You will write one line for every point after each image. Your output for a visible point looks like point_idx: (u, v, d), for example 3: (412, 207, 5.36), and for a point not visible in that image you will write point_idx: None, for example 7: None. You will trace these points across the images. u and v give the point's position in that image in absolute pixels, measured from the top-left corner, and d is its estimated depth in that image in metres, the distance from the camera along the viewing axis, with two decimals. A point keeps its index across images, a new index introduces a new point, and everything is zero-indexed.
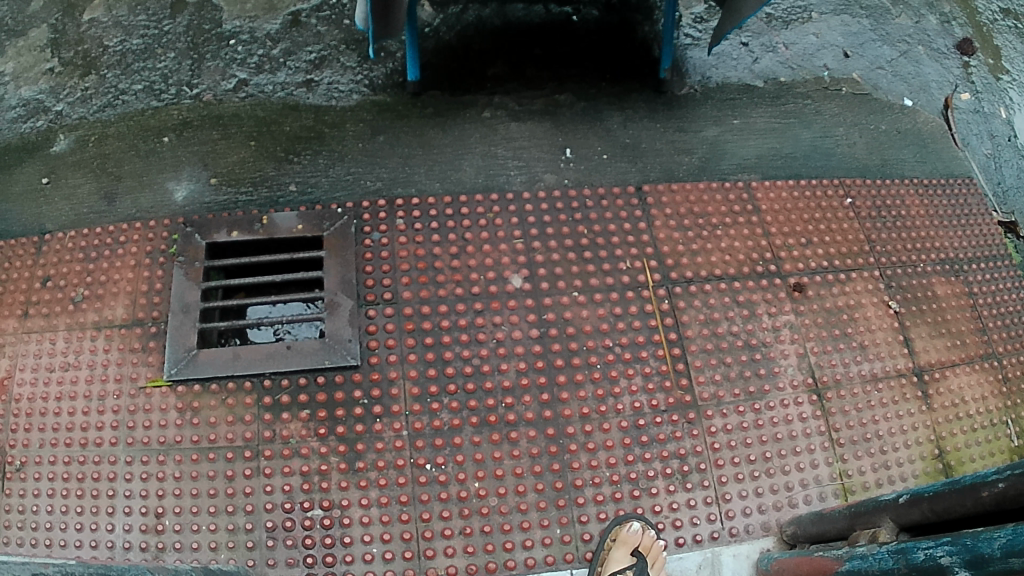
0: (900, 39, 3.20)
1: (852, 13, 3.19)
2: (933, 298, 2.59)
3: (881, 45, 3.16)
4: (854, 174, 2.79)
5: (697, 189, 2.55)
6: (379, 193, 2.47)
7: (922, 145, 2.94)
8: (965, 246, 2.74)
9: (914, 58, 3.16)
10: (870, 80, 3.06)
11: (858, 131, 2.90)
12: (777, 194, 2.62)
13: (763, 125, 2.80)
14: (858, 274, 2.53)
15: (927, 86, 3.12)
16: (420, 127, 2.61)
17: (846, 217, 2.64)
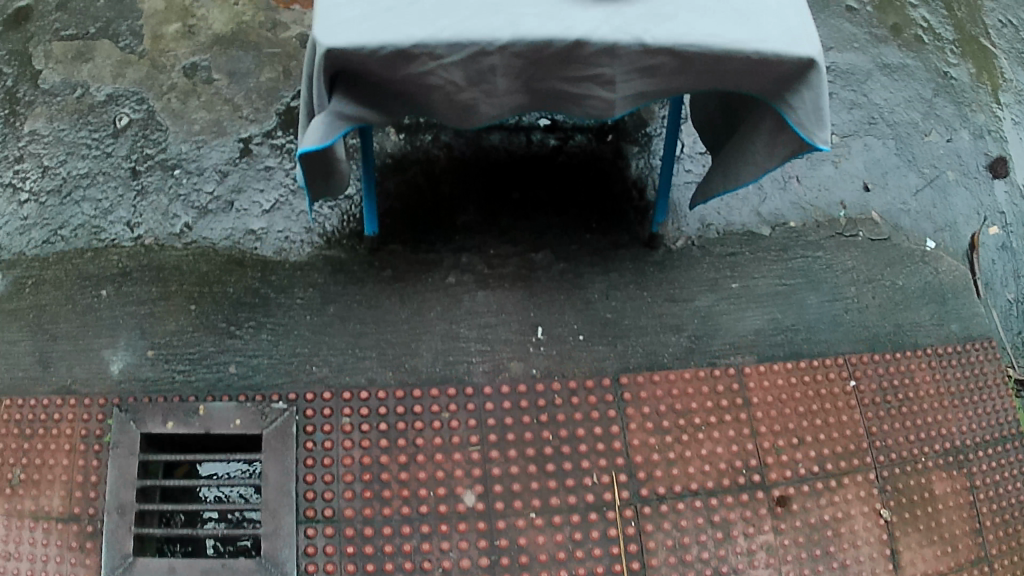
0: (927, 163, 2.93)
1: (878, 134, 2.90)
2: (930, 499, 2.41)
3: (907, 173, 2.88)
4: (862, 346, 2.53)
5: (682, 381, 2.30)
6: (323, 382, 2.23)
7: (940, 303, 2.70)
8: (972, 427, 2.55)
9: (942, 187, 2.92)
10: (890, 216, 2.79)
11: (870, 289, 2.62)
12: (772, 381, 2.37)
13: (766, 289, 2.49)
14: (850, 479, 2.34)
15: (954, 224, 2.89)
16: (375, 296, 2.32)
17: (848, 405, 2.42)
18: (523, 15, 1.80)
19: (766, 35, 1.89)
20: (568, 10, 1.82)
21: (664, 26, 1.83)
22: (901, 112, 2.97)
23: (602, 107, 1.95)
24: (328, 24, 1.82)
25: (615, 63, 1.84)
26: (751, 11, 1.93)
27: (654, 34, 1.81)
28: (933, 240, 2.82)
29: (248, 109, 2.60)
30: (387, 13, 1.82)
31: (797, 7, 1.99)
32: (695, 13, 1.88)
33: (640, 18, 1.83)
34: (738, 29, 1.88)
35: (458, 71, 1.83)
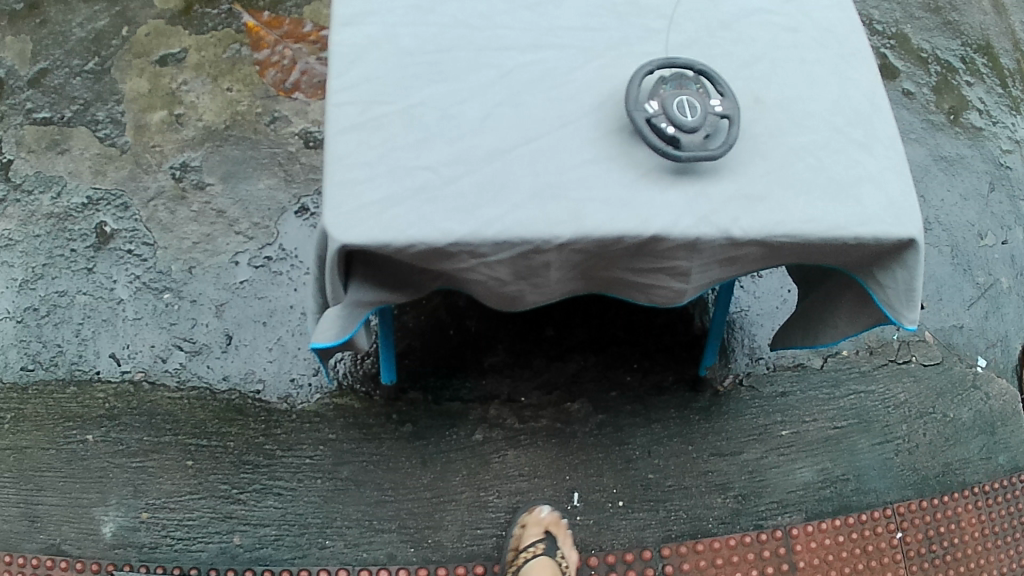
0: (980, 267, 2.68)
1: (932, 242, 2.68)
2: None
3: (961, 284, 2.64)
4: (910, 491, 2.30)
5: (727, 550, 2.12)
6: (338, 558, 2.03)
7: (988, 434, 2.43)
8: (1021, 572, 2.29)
9: (994, 299, 2.64)
10: (941, 334, 2.56)
11: (923, 424, 2.39)
12: (820, 542, 2.18)
13: (816, 436, 2.29)
14: None
15: (1004, 335, 2.60)
16: (395, 457, 2.11)
17: (894, 561, 2.21)
18: (587, 203, 1.44)
19: (866, 213, 1.53)
20: (643, 196, 1.46)
21: (755, 213, 1.49)
22: (952, 208, 2.74)
23: (670, 296, 1.65)
24: (346, 215, 1.39)
25: (693, 259, 1.52)
26: (851, 178, 1.56)
27: (744, 227, 1.48)
28: (984, 357, 2.55)
29: (247, 222, 2.35)
30: (420, 199, 1.41)
31: (898, 163, 1.60)
32: (784, 188, 1.52)
33: (725, 203, 1.48)
34: (834, 207, 1.53)
35: (504, 267, 1.48)
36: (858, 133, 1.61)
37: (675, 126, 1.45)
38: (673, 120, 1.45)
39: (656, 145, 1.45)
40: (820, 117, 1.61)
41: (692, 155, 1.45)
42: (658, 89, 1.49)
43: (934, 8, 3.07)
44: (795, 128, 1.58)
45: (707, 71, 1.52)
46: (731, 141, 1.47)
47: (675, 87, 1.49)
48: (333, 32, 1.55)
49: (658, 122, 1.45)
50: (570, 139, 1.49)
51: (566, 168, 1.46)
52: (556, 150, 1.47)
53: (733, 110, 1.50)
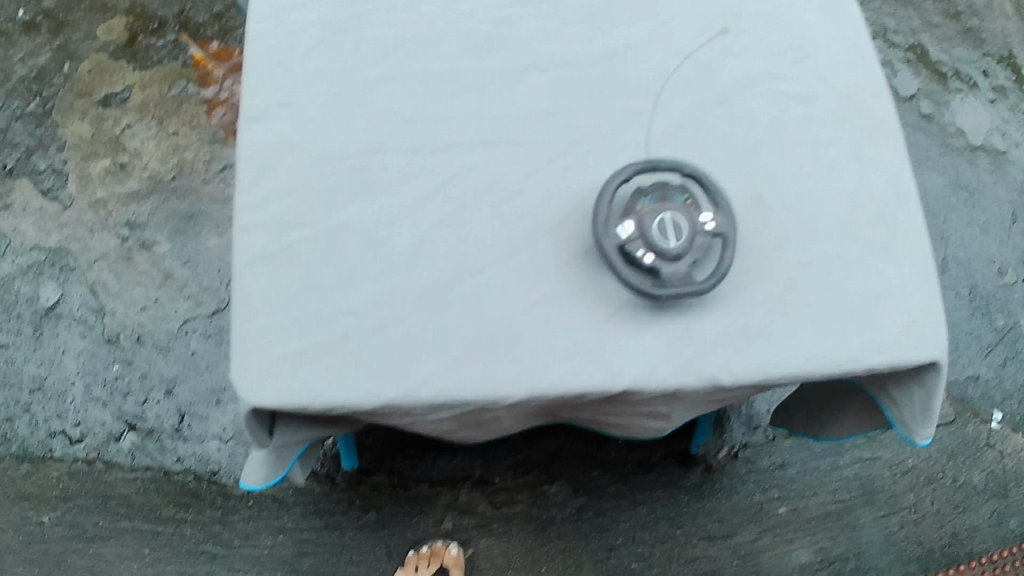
0: (999, 308, 2.39)
1: (949, 284, 2.38)
2: None
3: (978, 329, 2.36)
4: (913, 567, 2.12)
5: None
6: None
7: (1001, 498, 2.21)
8: None
9: (1015, 344, 2.36)
10: (956, 388, 2.29)
11: (930, 491, 2.18)
12: None
13: (814, 512, 2.10)
14: None
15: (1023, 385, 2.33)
16: (358, 546, 1.99)
17: None
18: (546, 351, 1.25)
19: (885, 339, 1.30)
20: (614, 339, 1.26)
21: (750, 355, 1.27)
22: (970, 242, 2.44)
23: (652, 430, 1.50)
24: (257, 373, 1.24)
25: (676, 401, 1.33)
26: (868, 296, 1.32)
27: (737, 372, 1.26)
28: (1000, 409, 2.29)
29: (197, 286, 2.17)
30: (345, 352, 1.25)
31: (924, 268, 1.37)
32: (786, 315, 1.29)
33: (712, 340, 1.27)
34: (846, 336, 1.29)
35: (446, 417, 1.31)
36: (878, 234, 1.37)
37: (654, 255, 1.23)
38: (650, 247, 1.23)
39: (632, 281, 1.23)
40: (835, 215, 1.36)
41: (675, 292, 1.23)
42: (634, 204, 1.26)
43: (956, 11, 2.78)
44: (802, 235, 1.34)
45: (696, 173, 1.28)
46: (724, 270, 1.24)
47: (655, 200, 1.26)
48: (243, 133, 1.37)
49: (634, 250, 1.23)
50: (530, 269, 1.29)
51: (525, 306, 1.27)
52: (510, 283, 1.28)
53: (728, 226, 1.26)
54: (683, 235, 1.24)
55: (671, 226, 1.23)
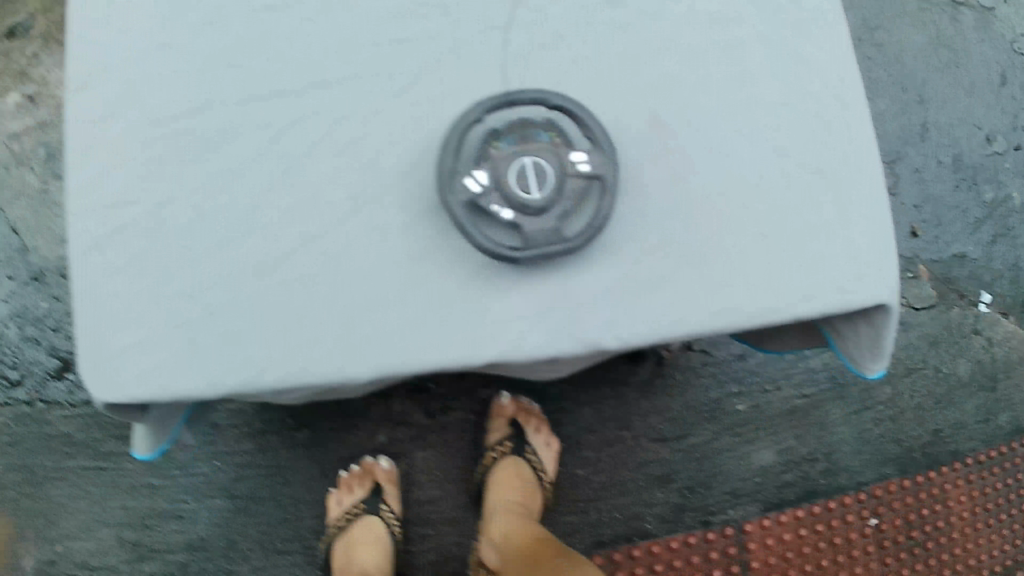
0: (988, 179, 2.15)
1: (930, 151, 2.11)
2: None
3: (966, 198, 2.11)
4: (891, 469, 1.96)
5: (672, 551, 1.90)
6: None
7: (988, 390, 2.04)
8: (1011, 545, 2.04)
9: (1005, 214, 2.14)
10: (938, 265, 2.04)
11: (911, 383, 1.98)
12: (779, 537, 1.92)
13: (778, 408, 1.91)
14: None
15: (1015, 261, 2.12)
16: (297, 468, 2.00)
17: (866, 551, 1.95)
18: (374, 336, 0.84)
19: (825, 285, 0.90)
20: (460, 314, 0.85)
21: (646, 315, 0.87)
22: (951, 106, 2.16)
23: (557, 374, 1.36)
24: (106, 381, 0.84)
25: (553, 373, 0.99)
26: (800, 231, 0.91)
27: (623, 340, 0.87)
28: (989, 291, 2.08)
29: None
30: (164, 351, 0.84)
31: (873, 190, 0.95)
32: (697, 272, 0.88)
33: (583, 307, 0.86)
34: (767, 286, 0.89)
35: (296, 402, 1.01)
36: (821, 150, 0.93)
37: (513, 205, 0.82)
38: (508, 201, 0.82)
39: (483, 245, 0.82)
40: (760, 130, 0.92)
41: (539, 254, 0.83)
42: (486, 145, 0.84)
43: None
44: (718, 161, 0.91)
45: (569, 102, 0.85)
46: (602, 221, 0.84)
47: (514, 141, 0.84)
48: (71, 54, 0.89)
49: (486, 205, 0.83)
50: (385, 212, 0.86)
51: (333, 285, 0.85)
52: (350, 231, 0.86)
53: (611, 160, 0.85)
54: (550, 183, 0.82)
55: (533, 172, 0.82)
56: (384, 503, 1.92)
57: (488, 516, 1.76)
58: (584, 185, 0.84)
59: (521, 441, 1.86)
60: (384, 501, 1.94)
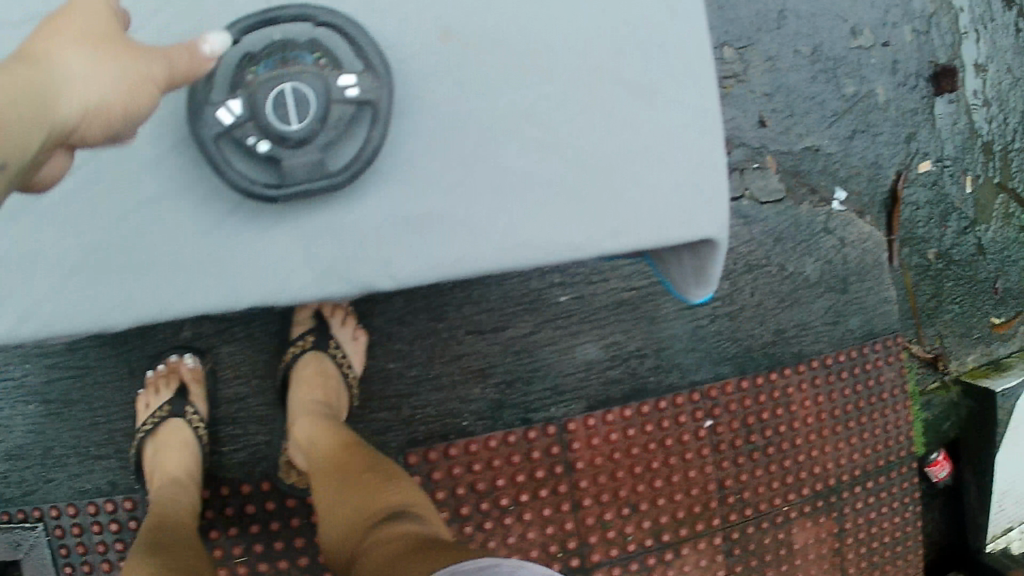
0: (850, 73, 2.04)
1: (787, 40, 1.98)
2: (783, 551, 1.90)
3: (821, 91, 2.00)
4: (728, 368, 1.85)
5: (491, 450, 1.78)
6: (74, 486, 1.88)
7: (838, 293, 1.91)
8: (860, 452, 1.93)
9: (865, 110, 2.04)
10: (788, 158, 1.95)
11: (752, 280, 1.86)
12: (604, 437, 1.80)
13: (603, 301, 1.80)
14: (689, 547, 1.85)
15: (873, 158, 2.02)
16: (106, 367, 1.88)
17: (699, 454, 1.84)
18: (145, 275, 0.84)
19: (630, 220, 0.90)
20: (239, 254, 0.85)
21: (425, 251, 0.87)
22: None
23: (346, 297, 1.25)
24: None
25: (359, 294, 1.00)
26: (604, 162, 0.90)
27: (402, 276, 0.87)
28: (844, 188, 1.98)
29: None
30: None
31: (698, 111, 0.92)
32: (479, 205, 0.88)
33: (362, 240, 0.86)
34: (566, 220, 0.89)
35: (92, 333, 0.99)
36: (632, 71, 0.90)
37: (270, 140, 0.80)
38: (264, 132, 0.79)
39: (236, 182, 0.81)
40: (564, 52, 0.88)
41: (298, 191, 0.81)
42: (245, 70, 0.80)
43: None
44: (512, 91, 0.88)
45: (338, 21, 0.81)
46: (371, 153, 0.82)
47: (274, 64, 0.79)
48: None
49: (246, 137, 0.80)
50: (147, 148, 0.84)
51: (102, 222, 0.83)
52: (117, 148, 0.83)
53: (380, 89, 0.81)
54: (308, 112, 0.78)
55: (291, 99, 0.78)
56: (190, 405, 1.81)
57: (292, 418, 1.57)
58: (350, 110, 0.81)
59: (325, 334, 1.69)
60: (191, 404, 1.82)
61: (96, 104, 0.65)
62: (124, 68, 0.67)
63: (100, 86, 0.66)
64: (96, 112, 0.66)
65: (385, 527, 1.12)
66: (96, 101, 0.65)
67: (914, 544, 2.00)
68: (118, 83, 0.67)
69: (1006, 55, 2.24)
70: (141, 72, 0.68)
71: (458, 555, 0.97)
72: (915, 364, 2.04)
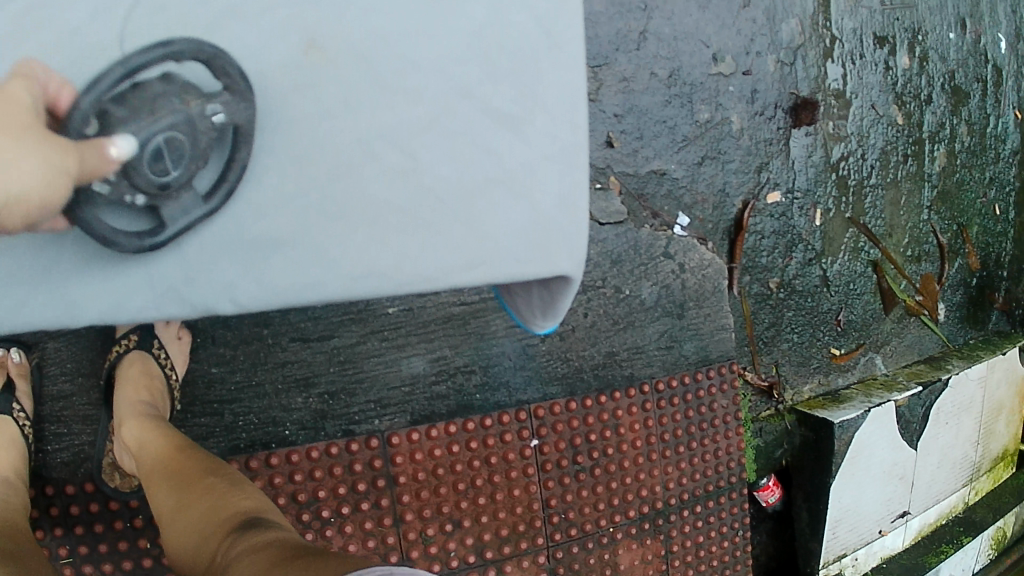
0: (706, 100, 2.05)
1: (644, 61, 1.97)
2: (609, 570, 1.91)
3: (676, 117, 2.01)
4: (557, 388, 1.87)
5: (318, 460, 1.72)
6: None
7: (675, 317, 1.94)
8: (687, 475, 1.96)
9: (718, 138, 2.06)
10: (632, 181, 1.97)
11: (591, 300, 1.87)
12: (427, 451, 1.77)
13: (432, 315, 1.80)
14: (514, 565, 1.83)
15: (720, 187, 2.07)
16: None
17: (522, 473, 1.82)
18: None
19: (492, 254, 0.86)
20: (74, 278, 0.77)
21: (263, 274, 0.80)
22: (680, 18, 2.01)
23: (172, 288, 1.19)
24: None
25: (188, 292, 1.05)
26: (469, 192, 0.84)
27: (243, 301, 0.81)
28: (687, 214, 2.04)
29: None
30: None
31: (568, 144, 0.87)
32: (330, 226, 0.81)
33: (211, 258, 0.79)
34: (422, 252, 0.84)
35: None
36: (509, 93, 0.83)
37: (142, 192, 0.71)
38: (138, 187, 0.70)
39: (118, 239, 0.72)
40: (433, 72, 0.79)
41: (182, 231, 0.74)
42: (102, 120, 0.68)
43: None
44: (377, 103, 0.79)
45: (193, 45, 0.70)
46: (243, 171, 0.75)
47: (128, 102, 0.70)
48: None
49: (120, 196, 0.71)
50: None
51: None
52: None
53: (243, 105, 0.73)
54: (181, 151, 0.71)
55: (158, 143, 0.69)
56: (14, 399, 1.60)
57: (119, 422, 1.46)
58: (218, 138, 0.73)
59: (149, 334, 1.58)
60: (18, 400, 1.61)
61: (14, 195, 0.60)
62: (48, 156, 0.62)
63: (23, 176, 0.60)
64: (12, 205, 0.60)
65: (238, 540, 0.99)
66: (15, 193, 0.60)
67: (744, 566, 2.07)
68: (36, 172, 0.61)
69: (868, 93, 2.30)
70: (62, 166, 0.63)
71: (323, 556, 0.91)
72: (749, 391, 2.11)
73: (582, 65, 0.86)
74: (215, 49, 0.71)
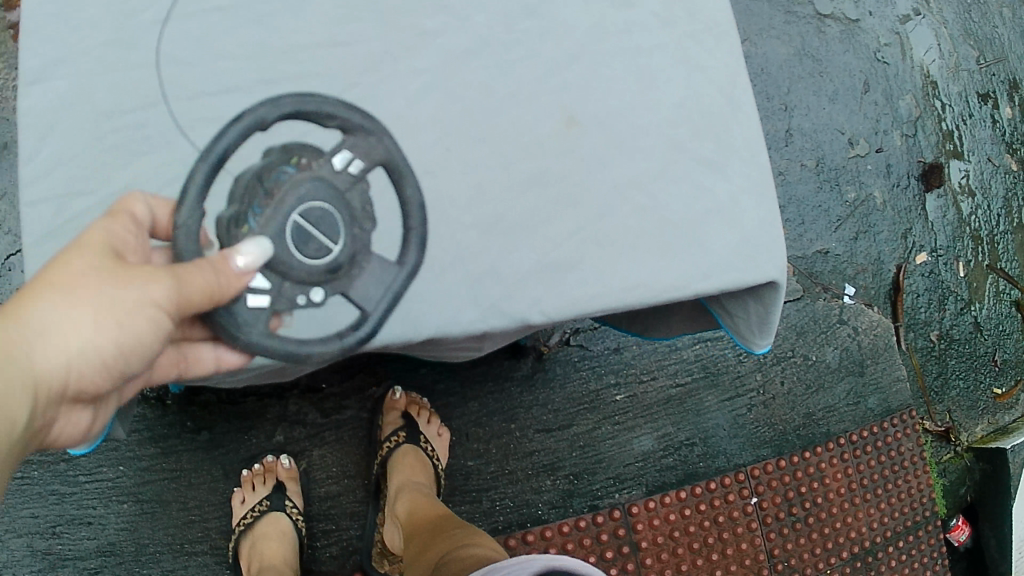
0: (850, 181, 2.34)
1: (793, 156, 2.29)
2: None
3: (826, 200, 2.30)
4: (766, 449, 2.13)
5: (571, 534, 1.97)
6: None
7: (857, 375, 2.22)
8: (889, 516, 2.18)
9: (864, 212, 2.33)
10: (802, 262, 2.25)
11: (781, 369, 2.17)
12: (663, 516, 2.03)
13: (654, 397, 2.10)
14: None
15: (876, 254, 2.33)
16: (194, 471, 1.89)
17: (747, 528, 2.07)
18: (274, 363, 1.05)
19: (718, 263, 1.14)
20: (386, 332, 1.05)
21: (560, 291, 1.08)
22: (815, 113, 2.33)
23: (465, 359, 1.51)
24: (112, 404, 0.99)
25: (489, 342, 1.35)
26: (691, 220, 1.14)
27: (549, 311, 1.08)
28: (852, 284, 2.29)
29: None
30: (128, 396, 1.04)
31: (756, 181, 1.19)
32: (597, 249, 1.10)
33: (513, 282, 1.08)
34: (666, 265, 1.12)
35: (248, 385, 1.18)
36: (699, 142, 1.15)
37: (316, 286, 0.85)
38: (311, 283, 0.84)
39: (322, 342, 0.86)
40: (656, 133, 1.13)
41: (385, 300, 0.89)
42: (234, 230, 0.83)
43: None
44: (613, 160, 1.11)
45: (323, 101, 0.85)
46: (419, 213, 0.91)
47: (262, 204, 0.82)
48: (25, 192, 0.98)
49: (292, 296, 0.84)
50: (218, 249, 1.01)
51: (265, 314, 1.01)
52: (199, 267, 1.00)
53: (382, 152, 0.87)
54: (336, 219, 0.83)
55: (317, 227, 0.82)
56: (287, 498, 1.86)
57: (395, 495, 1.77)
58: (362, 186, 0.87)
59: (415, 430, 1.89)
60: (288, 498, 1.87)
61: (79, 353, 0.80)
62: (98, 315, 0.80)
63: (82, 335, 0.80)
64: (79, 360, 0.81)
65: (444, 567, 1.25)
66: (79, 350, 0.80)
67: None
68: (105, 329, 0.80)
69: (982, 148, 2.55)
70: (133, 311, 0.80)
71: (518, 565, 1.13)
72: (930, 437, 2.35)
73: (755, 117, 1.21)
74: (302, 102, 0.84)
